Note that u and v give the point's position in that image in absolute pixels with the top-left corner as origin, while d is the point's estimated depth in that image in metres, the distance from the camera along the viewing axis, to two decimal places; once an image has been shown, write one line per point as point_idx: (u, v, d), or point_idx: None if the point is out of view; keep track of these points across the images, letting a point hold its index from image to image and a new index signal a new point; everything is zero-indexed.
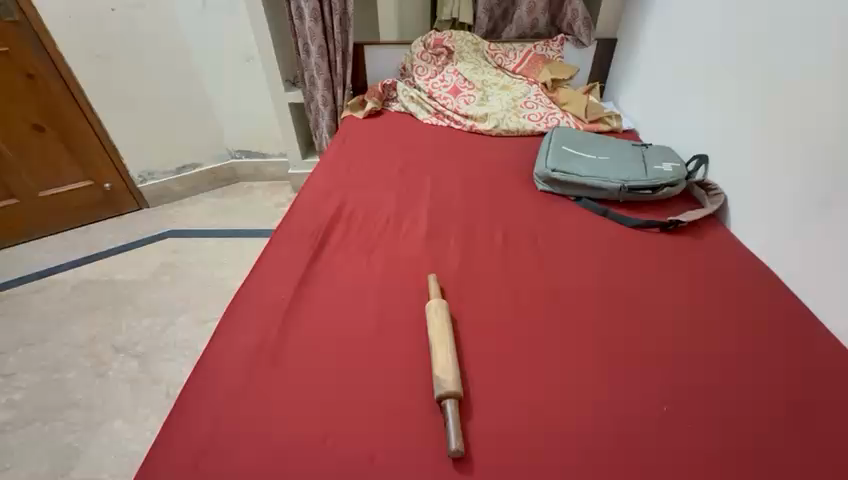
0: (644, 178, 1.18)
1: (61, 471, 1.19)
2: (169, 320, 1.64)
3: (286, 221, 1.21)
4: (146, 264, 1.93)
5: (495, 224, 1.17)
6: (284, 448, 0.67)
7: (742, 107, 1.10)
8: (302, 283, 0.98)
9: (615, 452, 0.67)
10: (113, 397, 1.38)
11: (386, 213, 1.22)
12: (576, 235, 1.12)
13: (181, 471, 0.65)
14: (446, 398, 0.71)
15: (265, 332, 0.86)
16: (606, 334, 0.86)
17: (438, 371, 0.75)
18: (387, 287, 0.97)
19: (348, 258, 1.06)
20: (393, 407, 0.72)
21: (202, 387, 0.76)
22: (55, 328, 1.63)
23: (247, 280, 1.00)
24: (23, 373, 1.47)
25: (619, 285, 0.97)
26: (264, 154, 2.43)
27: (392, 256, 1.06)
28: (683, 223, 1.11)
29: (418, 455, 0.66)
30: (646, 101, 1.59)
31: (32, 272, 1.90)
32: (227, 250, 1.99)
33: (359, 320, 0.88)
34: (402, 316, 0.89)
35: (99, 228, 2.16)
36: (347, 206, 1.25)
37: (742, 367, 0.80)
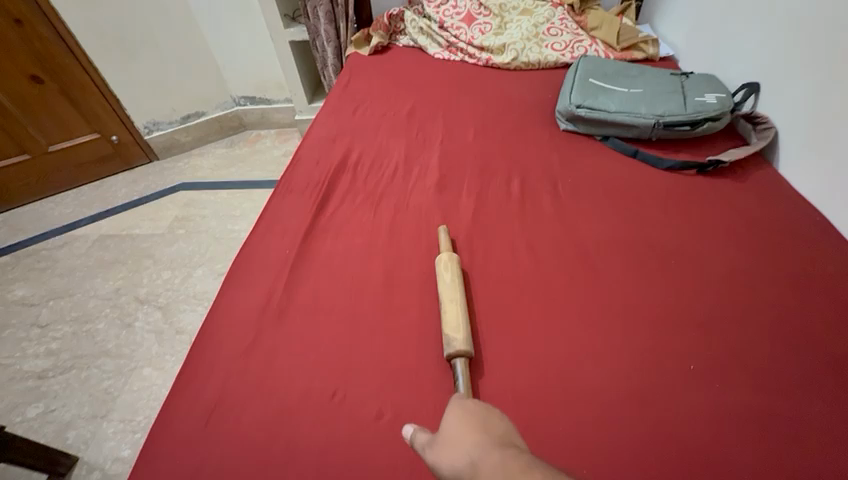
0: (683, 113, 1.05)
1: (101, 413, 1.28)
2: (187, 272, 1.67)
3: (290, 171, 1.15)
4: (161, 218, 1.93)
5: (512, 169, 1.08)
6: (293, 407, 0.67)
7: (801, 24, 0.93)
8: (308, 237, 0.94)
9: (635, 412, 0.65)
10: (141, 346, 1.44)
11: (393, 161, 1.14)
12: (601, 181, 1.02)
13: (194, 426, 0.66)
14: (456, 357, 0.68)
15: (271, 288, 0.84)
16: (630, 288, 0.80)
17: (447, 330, 0.72)
18: (397, 240, 0.92)
19: (355, 210, 1.00)
20: (401, 365, 0.71)
21: (211, 344, 0.75)
22: (82, 282, 1.68)
23: (251, 234, 0.96)
24: (57, 323, 1.55)
25: (648, 235, 0.89)
26: (269, 100, 2.31)
27: (402, 207, 1.00)
28: (724, 162, 0.99)
29: (427, 413, 0.65)
30: (688, 17, 1.37)
31: (54, 227, 1.94)
32: (239, 202, 1.96)
33: (367, 276, 0.85)
34: (412, 271, 0.85)
35: (113, 183, 2.15)
36: (353, 154, 1.18)
37: (782, 322, 0.73)
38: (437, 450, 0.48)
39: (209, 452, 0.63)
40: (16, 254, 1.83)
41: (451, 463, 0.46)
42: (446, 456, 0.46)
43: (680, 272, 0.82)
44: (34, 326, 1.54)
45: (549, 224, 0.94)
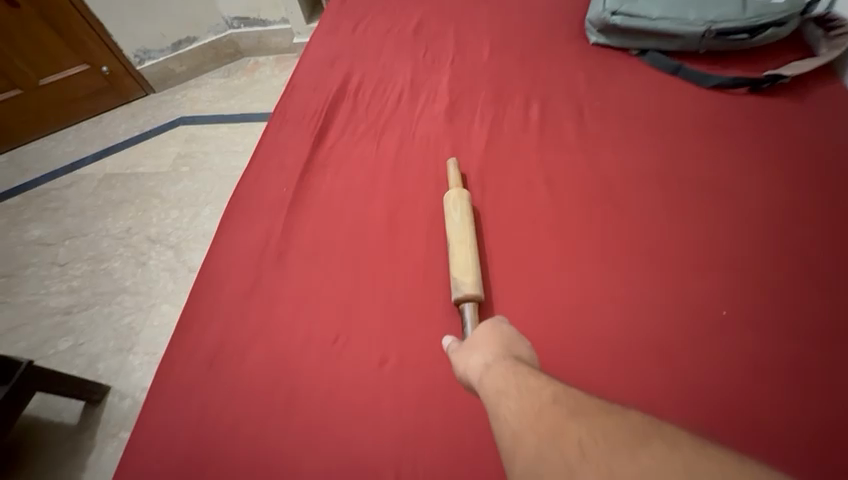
0: (742, 17, 0.88)
1: (126, 346, 1.34)
2: (196, 211, 1.65)
3: (286, 100, 1.06)
4: (163, 155, 1.87)
5: (531, 93, 0.96)
6: (294, 353, 0.66)
7: None
8: (305, 176, 0.88)
9: (649, 360, 0.63)
10: (157, 283, 1.47)
11: (398, 86, 1.03)
12: (634, 105, 0.89)
13: (201, 370, 0.67)
14: (464, 301, 0.65)
15: (270, 232, 0.81)
16: (658, 227, 0.74)
17: (455, 272, 0.67)
18: (401, 178, 0.85)
19: (355, 144, 0.93)
20: (403, 311, 0.68)
21: (212, 290, 0.75)
22: (93, 222, 1.68)
23: (247, 172, 0.91)
24: (75, 262, 1.58)
25: (687, 166, 0.79)
26: (263, 22, 2.09)
27: (407, 140, 0.92)
28: (784, 78, 0.86)
29: (429, 361, 0.64)
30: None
31: (60, 166, 1.91)
32: (241, 137, 1.87)
33: (369, 218, 0.80)
34: (416, 212, 0.80)
35: (111, 119, 2.07)
36: (353, 79, 1.06)
37: (834, 263, 0.65)
38: (461, 352, 0.54)
39: (216, 395, 0.65)
40: (26, 194, 1.82)
41: (468, 364, 0.51)
42: (466, 357, 0.52)
43: (720, 209, 0.73)
44: (54, 265, 1.58)
45: (570, 156, 0.84)
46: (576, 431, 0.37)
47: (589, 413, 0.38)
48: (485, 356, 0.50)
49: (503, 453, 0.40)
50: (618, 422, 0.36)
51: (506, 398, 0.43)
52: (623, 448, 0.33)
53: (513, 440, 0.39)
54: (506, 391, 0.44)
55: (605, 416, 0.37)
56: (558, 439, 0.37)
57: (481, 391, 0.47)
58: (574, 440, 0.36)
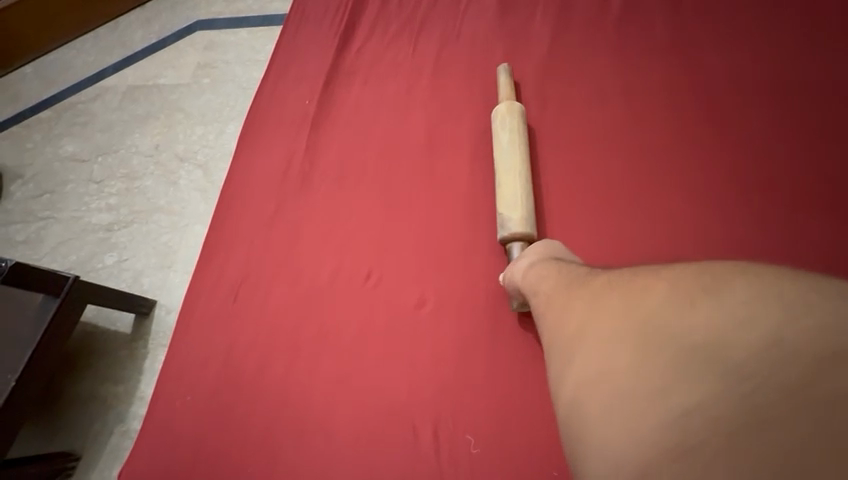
0: None
1: (167, 264, 1.37)
2: (221, 128, 1.57)
3: (315, 21, 1.01)
4: (183, 65, 1.75)
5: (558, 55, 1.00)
6: (338, 290, 0.78)
7: None
8: (340, 117, 0.90)
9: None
10: (190, 204, 1.46)
11: (435, 16, 0.98)
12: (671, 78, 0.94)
13: (262, 300, 0.80)
14: (511, 240, 0.72)
15: (309, 175, 0.86)
16: (774, 181, 0.83)
17: (502, 208, 0.73)
18: (435, 127, 0.86)
19: (389, 79, 0.92)
20: (434, 261, 0.77)
21: (262, 230, 0.85)
22: (122, 138, 1.65)
23: (283, 108, 0.93)
24: (110, 180, 1.58)
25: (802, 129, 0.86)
26: None
27: (443, 82, 0.90)
28: None
29: (459, 307, 0.74)
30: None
31: (82, 78, 1.83)
32: (262, 44, 1.70)
33: (404, 166, 0.84)
34: (450, 163, 0.83)
35: (127, 24, 1.92)
36: (388, 4, 1.01)
37: None
38: (511, 264, 0.72)
39: (277, 322, 0.78)
40: (55, 109, 1.79)
41: (517, 269, 0.70)
42: (516, 264, 0.70)
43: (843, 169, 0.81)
44: (91, 183, 1.59)
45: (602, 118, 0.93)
46: (595, 285, 0.57)
47: (609, 276, 0.57)
48: (530, 258, 0.68)
49: (546, 316, 0.61)
50: (623, 273, 0.56)
51: (549, 283, 0.63)
52: (624, 284, 0.53)
53: (555, 304, 0.60)
54: (549, 278, 0.63)
55: (609, 273, 0.58)
56: (589, 294, 0.56)
57: (528, 285, 0.66)
58: (593, 290, 0.56)
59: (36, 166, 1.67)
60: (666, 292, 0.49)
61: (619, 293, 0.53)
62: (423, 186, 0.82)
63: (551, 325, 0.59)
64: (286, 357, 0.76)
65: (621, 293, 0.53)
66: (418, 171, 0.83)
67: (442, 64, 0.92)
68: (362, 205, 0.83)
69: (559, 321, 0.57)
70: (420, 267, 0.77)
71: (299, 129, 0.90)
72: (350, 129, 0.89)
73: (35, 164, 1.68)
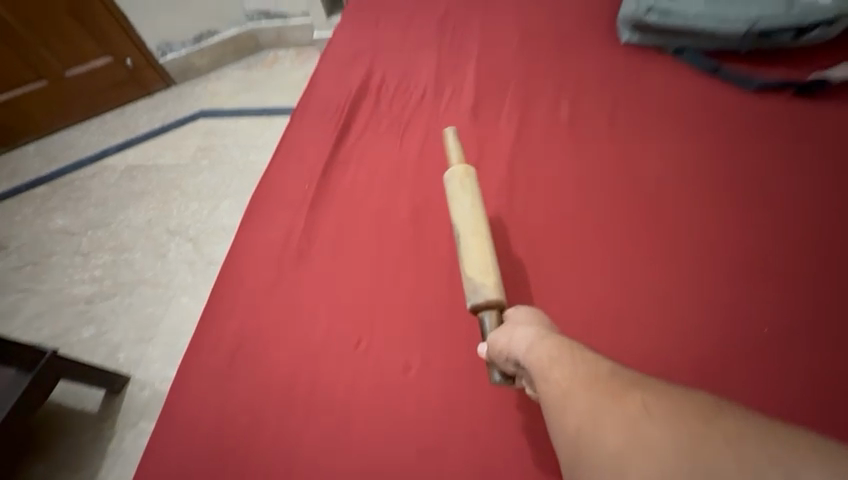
0: (789, 12, 0.81)
1: (146, 337, 1.36)
2: (214, 204, 1.67)
3: (309, 96, 1.08)
4: (184, 148, 1.89)
5: (557, 91, 0.93)
6: (323, 352, 0.75)
7: None
8: (329, 179, 0.93)
9: (765, 361, 0.62)
10: (176, 276, 1.49)
11: (421, 83, 1.04)
12: (665, 105, 0.86)
13: (242, 366, 0.76)
14: (484, 308, 0.64)
15: (296, 236, 0.87)
16: (812, 239, 0.70)
17: (473, 273, 0.66)
18: (423, 191, 0.89)
19: (378, 145, 0.96)
20: (423, 322, 0.75)
21: (245, 292, 0.83)
22: (115, 213, 1.71)
23: (275, 173, 0.96)
24: (98, 252, 1.61)
25: (830, 171, 0.74)
26: (284, 16, 2.08)
27: (430, 147, 0.94)
28: (835, 80, 0.79)
29: (449, 370, 0.71)
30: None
31: (83, 157, 1.93)
32: (260, 130, 1.87)
33: (393, 226, 0.85)
34: (436, 223, 0.85)
35: (134, 111, 2.08)
36: (376, 74, 1.07)
37: None
38: (505, 324, 0.56)
39: (257, 388, 0.74)
40: (52, 184, 1.86)
41: (508, 336, 0.54)
42: (515, 329, 0.54)
43: None
44: (77, 255, 1.61)
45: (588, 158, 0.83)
46: (635, 395, 0.42)
47: (652, 391, 0.42)
48: (533, 329, 0.52)
49: (559, 414, 0.44)
50: (675, 395, 0.41)
51: (565, 369, 0.46)
52: (677, 405, 0.39)
53: (574, 403, 0.43)
54: (563, 362, 0.47)
55: (656, 389, 0.42)
56: (624, 410, 0.40)
57: (532, 362, 0.49)
58: (630, 407, 0.41)
59: (23, 238, 1.69)
60: (757, 453, 0.33)
61: (677, 418, 0.38)
62: (411, 248, 0.83)
63: (568, 437, 0.43)
64: (265, 426, 0.71)
65: (679, 428, 0.37)
66: (405, 233, 0.84)
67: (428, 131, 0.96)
68: (349, 266, 0.82)
69: (582, 429, 0.42)
70: (408, 329, 0.75)
71: (290, 193, 0.92)
72: (339, 194, 0.91)
73: (22, 236, 1.70)
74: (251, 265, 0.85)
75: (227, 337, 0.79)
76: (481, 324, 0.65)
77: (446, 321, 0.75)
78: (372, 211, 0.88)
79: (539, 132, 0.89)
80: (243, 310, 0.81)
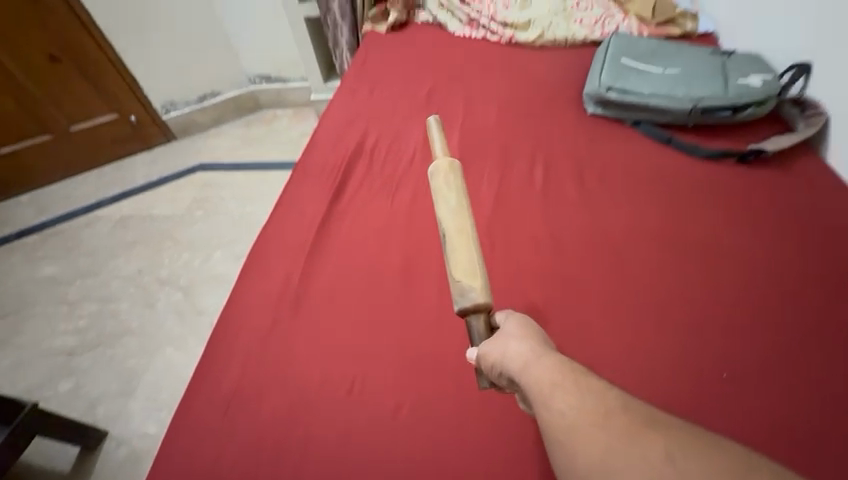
0: (724, 96, 0.96)
1: (127, 390, 1.34)
2: (207, 254, 1.70)
3: (308, 156, 1.16)
4: (180, 199, 1.95)
5: (536, 155, 1.03)
6: (314, 399, 0.77)
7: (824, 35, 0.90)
8: (325, 232, 0.99)
9: (709, 384, 0.68)
10: (163, 326, 1.49)
11: (412, 146, 1.14)
12: (630, 168, 0.96)
13: (232, 415, 0.77)
14: (472, 312, 0.61)
15: (292, 286, 0.91)
16: (750, 274, 0.79)
17: (461, 276, 0.63)
18: (413, 243, 0.95)
19: (371, 201, 1.04)
20: (413, 368, 0.78)
21: (240, 340, 0.85)
22: (106, 263, 1.72)
23: (274, 226, 1.02)
24: (84, 301, 1.60)
25: (762, 216, 0.85)
26: (284, 80, 2.22)
27: (419, 203, 1.02)
28: (766, 153, 0.91)
29: (438, 416, 0.73)
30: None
31: (78, 207, 1.97)
32: (256, 184, 1.96)
33: (385, 276, 0.90)
34: (425, 273, 0.90)
35: (133, 164, 2.14)
36: (370, 137, 1.17)
37: (806, 290, 0.75)
38: (499, 337, 0.55)
39: (246, 437, 0.74)
40: (43, 233, 1.88)
41: (503, 353, 0.52)
42: (510, 344, 0.53)
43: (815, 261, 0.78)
44: (63, 304, 1.60)
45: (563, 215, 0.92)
46: (647, 432, 0.40)
47: (655, 425, 0.40)
48: (530, 350, 0.50)
49: (561, 442, 0.42)
50: (682, 435, 0.39)
51: (567, 395, 0.45)
52: (690, 457, 0.37)
53: (578, 438, 0.41)
54: (567, 388, 0.45)
55: (663, 424, 0.41)
56: (629, 449, 0.39)
57: (530, 383, 0.48)
58: (635, 445, 0.39)
59: (8, 287, 1.68)
60: None
61: (696, 466, 0.36)
62: (401, 297, 0.87)
63: (565, 469, 0.42)
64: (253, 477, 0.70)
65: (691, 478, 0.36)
66: (396, 283, 0.89)
67: (418, 190, 1.05)
68: (342, 314, 0.86)
69: (587, 468, 0.40)
70: (398, 376, 0.78)
71: (287, 244, 0.97)
72: (334, 245, 0.97)
73: (7, 286, 1.69)
74: (246, 314, 0.88)
75: (219, 386, 0.80)
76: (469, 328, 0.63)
77: (435, 365, 0.78)
78: (365, 261, 0.93)
79: (521, 187, 0.98)
80: (238, 358, 0.82)
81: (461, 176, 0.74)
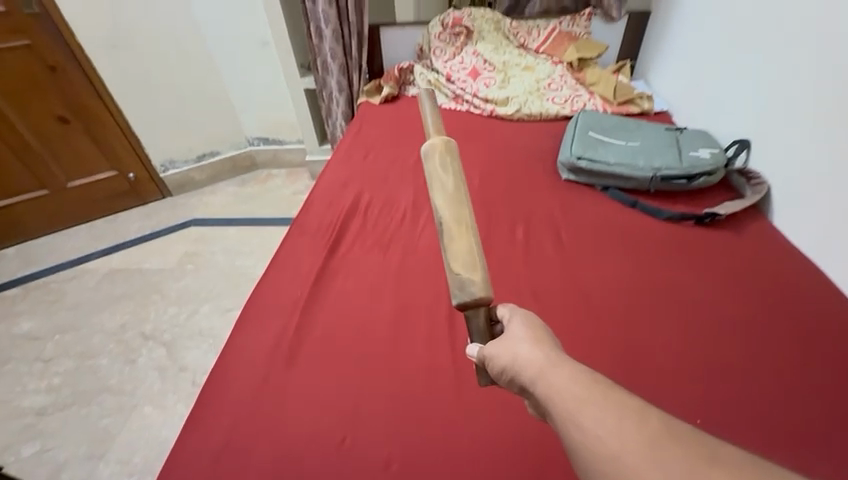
0: (679, 167, 1.09)
1: (97, 454, 1.28)
2: (193, 308, 1.69)
3: (305, 213, 1.23)
4: (171, 253, 1.97)
5: (518, 213, 1.12)
6: (305, 451, 0.76)
7: (767, 118, 1.05)
8: (319, 285, 1.03)
9: (677, 392, 0.75)
10: (142, 383, 1.45)
11: (403, 205, 1.22)
12: (603, 227, 1.06)
13: (219, 469, 0.75)
14: (473, 307, 0.53)
15: (285, 336, 0.93)
16: (705, 298, 0.89)
17: (459, 267, 0.53)
18: (403, 296, 1.00)
19: (364, 255, 1.10)
20: (404, 418, 0.80)
21: (230, 392, 0.85)
22: (88, 317, 1.69)
23: (269, 280, 1.06)
24: (60, 358, 1.55)
25: (711, 251, 0.98)
26: (281, 142, 2.36)
27: (409, 258, 1.08)
28: (720, 216, 1.03)
29: (429, 466, 0.73)
30: (683, 54, 1.41)
31: (65, 261, 1.97)
32: (248, 239, 2.00)
33: (377, 326, 0.94)
34: (416, 324, 0.94)
35: (126, 218, 2.18)
36: (364, 197, 1.26)
37: (752, 312, 0.86)
38: (508, 340, 0.49)
39: None
40: (25, 287, 1.85)
41: (516, 361, 0.47)
42: (521, 349, 0.47)
43: (757, 289, 0.90)
44: (37, 361, 1.55)
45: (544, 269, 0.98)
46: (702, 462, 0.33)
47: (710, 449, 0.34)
48: (546, 360, 0.45)
49: (597, 471, 0.37)
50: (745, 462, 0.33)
51: (601, 413, 0.38)
52: None
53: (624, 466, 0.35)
54: (599, 405, 0.39)
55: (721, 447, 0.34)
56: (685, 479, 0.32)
57: (552, 397, 0.42)
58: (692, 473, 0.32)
59: None
60: None
61: None
62: (393, 347, 0.90)
63: None
64: None
65: None
66: (387, 333, 0.93)
67: (409, 245, 1.11)
68: (335, 365, 0.88)
69: None
70: (390, 426, 0.79)
71: (281, 297, 1.01)
72: (327, 298, 1.00)
73: None
74: (238, 367, 0.89)
75: (207, 442, 0.79)
76: (467, 320, 0.55)
77: (426, 416, 0.80)
78: (358, 314, 0.97)
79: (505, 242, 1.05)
80: (228, 412, 0.82)
81: (457, 154, 0.63)
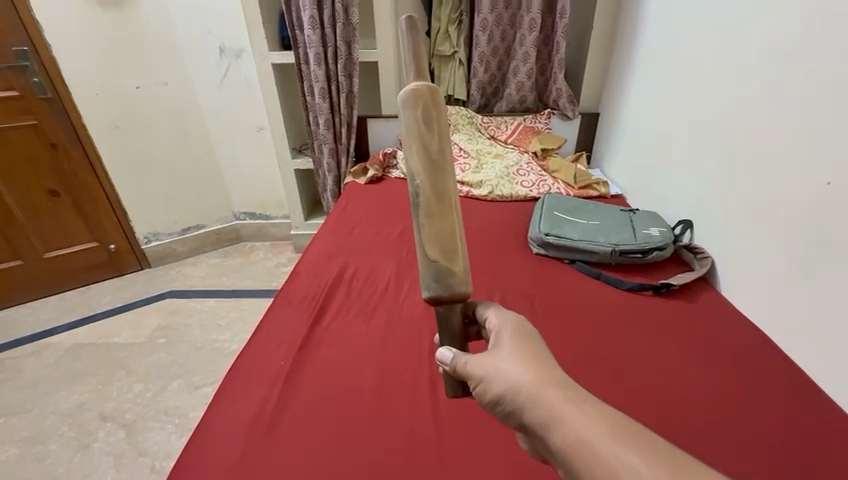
0: (634, 242, 1.22)
1: None
2: (161, 386, 1.61)
3: (291, 283, 1.28)
4: (143, 326, 1.91)
5: (493, 283, 1.20)
6: None
7: (703, 200, 1.23)
8: (302, 353, 1.04)
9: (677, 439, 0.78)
10: (94, 472, 1.32)
11: (386, 276, 1.29)
12: (572, 295, 1.14)
13: None
14: (448, 301, 0.52)
15: (265, 405, 0.92)
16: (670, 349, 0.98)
17: (436, 255, 0.51)
18: (386, 362, 1.02)
19: (348, 323, 1.13)
20: None
21: (203, 466, 0.81)
22: (42, 397, 1.58)
23: (251, 349, 1.06)
24: (3, 444, 1.42)
25: (666, 309, 1.09)
26: (267, 216, 2.45)
27: (392, 325, 1.12)
28: (674, 286, 1.13)
29: None
30: (630, 147, 1.65)
31: (26, 335, 1.87)
32: (226, 311, 1.98)
33: (360, 392, 0.95)
34: (398, 391, 0.95)
35: (99, 290, 2.13)
36: (348, 268, 1.32)
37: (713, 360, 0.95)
38: (502, 362, 0.49)
39: None
40: None
41: (515, 388, 0.48)
42: (520, 375, 0.48)
43: (710, 339, 1.00)
44: None
45: None
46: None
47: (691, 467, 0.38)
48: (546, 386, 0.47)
49: None
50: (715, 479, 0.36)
51: (609, 438, 0.41)
52: None
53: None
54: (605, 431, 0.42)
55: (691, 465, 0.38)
56: None
57: (556, 428, 0.44)
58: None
59: None
60: None
61: None
62: (375, 413, 0.90)
63: None
64: None
65: None
66: (369, 400, 0.93)
67: (391, 315, 1.15)
68: (315, 433, 0.87)
69: None
70: None
71: (263, 366, 1.01)
72: (310, 365, 1.01)
73: None
74: (215, 438, 0.86)
75: None
76: (439, 320, 0.55)
77: None
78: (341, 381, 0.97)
79: None
80: None
81: (443, 112, 0.55)
